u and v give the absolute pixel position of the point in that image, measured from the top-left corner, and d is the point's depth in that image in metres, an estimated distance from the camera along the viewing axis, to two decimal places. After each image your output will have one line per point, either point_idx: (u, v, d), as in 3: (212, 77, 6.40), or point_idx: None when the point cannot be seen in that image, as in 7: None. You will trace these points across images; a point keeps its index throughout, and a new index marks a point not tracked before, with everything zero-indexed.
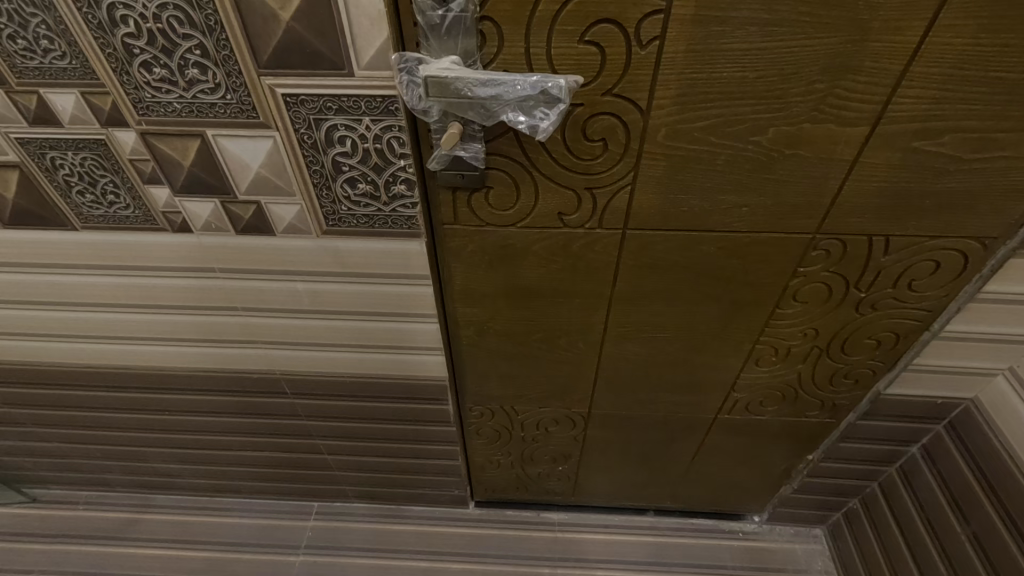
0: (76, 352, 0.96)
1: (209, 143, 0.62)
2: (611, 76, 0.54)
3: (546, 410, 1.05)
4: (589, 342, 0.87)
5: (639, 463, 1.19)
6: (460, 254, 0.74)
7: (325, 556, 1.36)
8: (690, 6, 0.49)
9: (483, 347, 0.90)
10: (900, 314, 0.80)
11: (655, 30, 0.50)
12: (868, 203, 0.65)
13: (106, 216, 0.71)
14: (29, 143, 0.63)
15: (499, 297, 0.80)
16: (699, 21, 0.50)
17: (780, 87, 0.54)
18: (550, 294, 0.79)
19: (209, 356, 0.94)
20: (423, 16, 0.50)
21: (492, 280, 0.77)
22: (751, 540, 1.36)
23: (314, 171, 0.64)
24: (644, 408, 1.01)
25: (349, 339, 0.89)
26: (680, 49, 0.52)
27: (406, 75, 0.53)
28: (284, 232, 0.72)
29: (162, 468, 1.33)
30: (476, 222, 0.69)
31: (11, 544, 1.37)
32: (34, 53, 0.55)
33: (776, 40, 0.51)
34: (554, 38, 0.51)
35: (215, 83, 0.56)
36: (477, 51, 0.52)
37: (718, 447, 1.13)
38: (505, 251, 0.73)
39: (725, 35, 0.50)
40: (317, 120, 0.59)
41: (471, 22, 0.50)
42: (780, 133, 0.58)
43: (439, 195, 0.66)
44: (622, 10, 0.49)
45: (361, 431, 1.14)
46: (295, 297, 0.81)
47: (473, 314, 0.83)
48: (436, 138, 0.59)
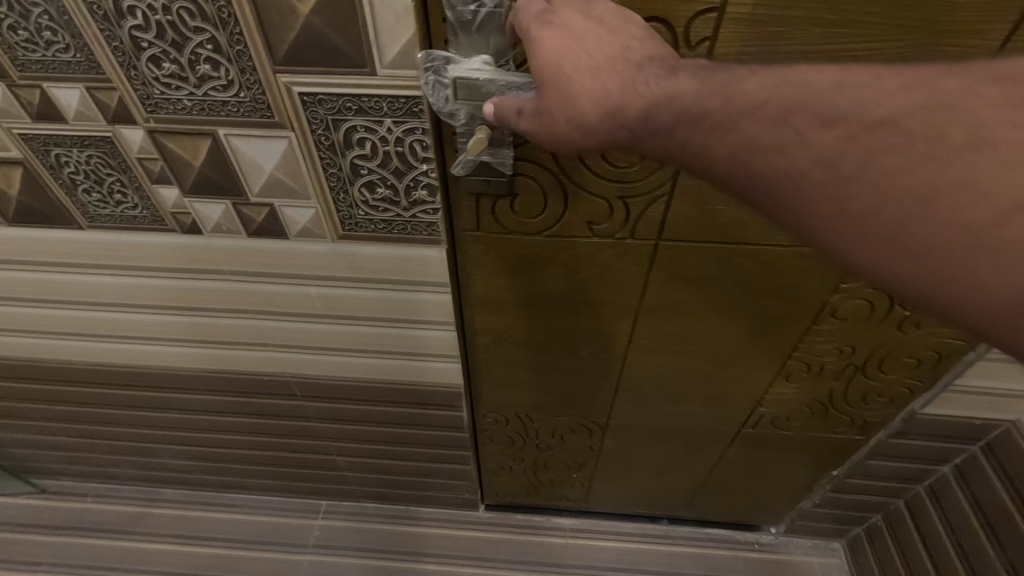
0: (83, 350, 0.94)
1: (220, 143, 0.58)
2: None
3: (562, 418, 1.02)
4: (612, 353, 0.84)
5: (656, 473, 1.16)
6: (481, 262, 0.70)
7: (333, 556, 1.34)
8: (747, 4, 0.44)
9: (500, 355, 0.87)
10: (946, 335, 0.75)
11: (707, 29, 0.46)
12: None
13: (113, 216, 0.68)
14: (33, 140, 0.60)
15: (518, 305, 0.77)
16: (755, 20, 0.45)
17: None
18: (573, 303, 0.76)
19: (217, 357, 0.92)
20: (452, 11, 0.46)
21: (513, 288, 0.74)
22: (767, 552, 1.33)
23: (332, 174, 0.60)
24: (664, 419, 0.98)
25: (362, 345, 0.86)
26: (732, 51, 0.47)
27: (433, 75, 0.50)
28: (297, 236, 0.68)
29: (171, 464, 1.32)
30: (500, 229, 0.65)
31: (20, 535, 1.37)
32: (36, 45, 0.51)
33: (838, 43, 0.46)
34: None
35: (228, 79, 0.53)
36: (510, 50, 0.48)
37: (740, 460, 1.09)
38: (528, 259, 0.69)
39: (783, 35, 0.46)
40: (335, 121, 0.55)
41: (506, 18, 0.46)
42: None
43: (463, 200, 0.62)
44: (671, 9, 0.45)
45: (372, 434, 1.12)
46: (307, 302, 0.78)
47: (491, 322, 0.80)
48: (462, 142, 0.55)
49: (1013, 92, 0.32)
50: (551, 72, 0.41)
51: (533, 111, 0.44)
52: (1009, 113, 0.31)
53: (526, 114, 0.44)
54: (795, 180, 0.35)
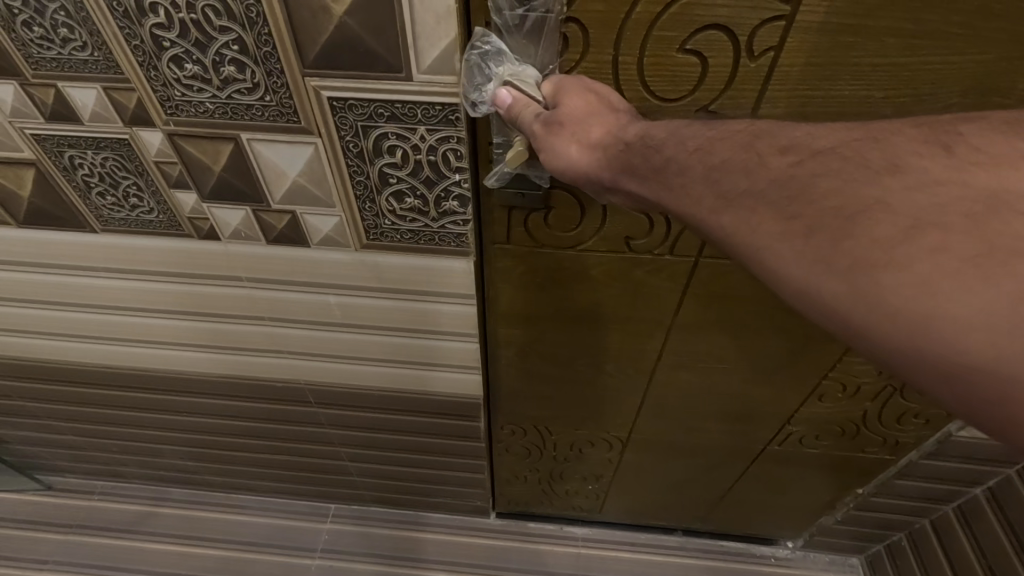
0: (94, 352, 0.91)
1: (243, 148, 0.55)
2: (710, 90, 0.47)
3: (582, 432, 0.99)
4: (639, 370, 0.81)
5: (674, 488, 1.13)
6: (509, 275, 0.67)
7: (343, 561, 1.32)
8: (819, 12, 0.41)
9: (523, 368, 0.84)
10: None
11: (773, 38, 0.43)
12: None
13: (128, 219, 0.65)
14: (46, 140, 0.57)
15: (545, 319, 0.74)
16: (826, 30, 0.42)
17: (910, 111, 0.46)
18: (602, 319, 0.73)
19: (231, 363, 0.89)
20: (498, 16, 0.44)
21: (541, 304, 0.71)
22: (784, 566, 1.31)
23: (358, 182, 0.57)
24: (688, 435, 0.95)
25: (380, 354, 0.83)
26: (798, 63, 0.44)
27: (478, 57, 0.46)
28: (319, 244, 0.65)
29: (179, 465, 1.30)
30: (532, 243, 0.62)
31: (26, 532, 1.36)
32: (52, 43, 0.48)
33: (916, 56, 0.43)
34: (648, 44, 0.44)
35: (253, 82, 0.49)
36: (558, 57, 0.46)
37: (763, 477, 1.06)
38: (559, 274, 0.66)
39: (857, 47, 0.43)
40: (365, 127, 0.52)
41: (556, 24, 0.44)
42: None
43: (494, 212, 0.59)
44: (736, 15, 0.42)
45: (385, 440, 1.09)
46: (327, 311, 0.75)
47: (516, 337, 0.77)
48: (497, 153, 0.53)
49: (953, 136, 0.30)
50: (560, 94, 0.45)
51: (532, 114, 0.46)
52: (940, 151, 0.29)
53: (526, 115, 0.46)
54: (734, 197, 0.33)
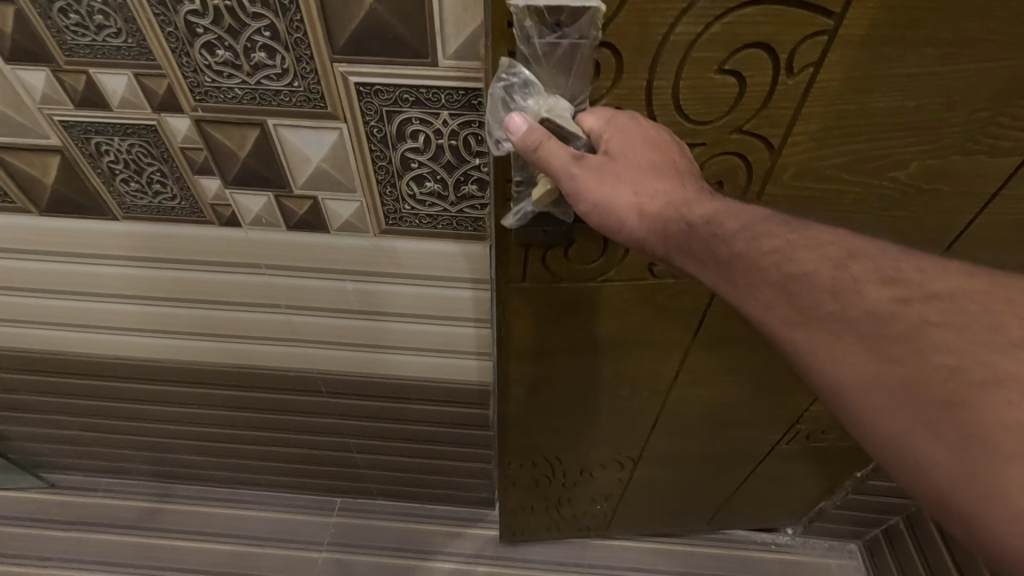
0: (107, 343, 0.92)
1: (269, 134, 0.57)
2: (746, 111, 0.51)
3: (592, 455, 1.01)
4: (649, 392, 0.85)
5: (684, 497, 1.16)
6: (522, 313, 0.69)
7: (349, 554, 1.33)
8: (858, 27, 0.46)
9: (536, 401, 0.86)
10: None
11: (813, 55, 0.47)
12: (998, 226, 0.64)
13: (150, 206, 0.67)
14: (73, 127, 0.59)
15: (561, 352, 0.76)
16: (866, 44, 0.47)
17: (931, 113, 0.52)
18: (618, 346, 0.76)
19: (243, 352, 0.90)
20: (528, 44, 0.46)
21: (556, 335, 0.73)
22: (783, 552, 1.33)
23: (381, 166, 0.59)
24: (698, 445, 0.98)
25: (394, 341, 0.85)
26: (835, 78, 0.49)
27: (505, 85, 0.48)
28: (338, 230, 0.67)
29: (186, 459, 1.30)
30: (550, 277, 0.65)
31: (31, 530, 1.36)
32: (87, 29, 0.50)
33: (947, 62, 0.48)
34: (687, 67, 0.48)
35: (283, 68, 0.51)
36: (590, 85, 0.49)
37: (767, 477, 1.10)
38: (578, 305, 0.69)
39: (893, 56, 0.48)
40: (389, 112, 0.54)
41: (590, 49, 0.46)
42: (923, 166, 0.57)
43: (512, 250, 0.61)
44: (780, 34, 0.46)
45: (394, 431, 1.11)
46: (343, 297, 0.77)
47: (525, 371, 0.80)
48: (516, 190, 0.55)
49: None
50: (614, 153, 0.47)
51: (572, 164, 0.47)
52: None
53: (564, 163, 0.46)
54: (815, 315, 0.39)
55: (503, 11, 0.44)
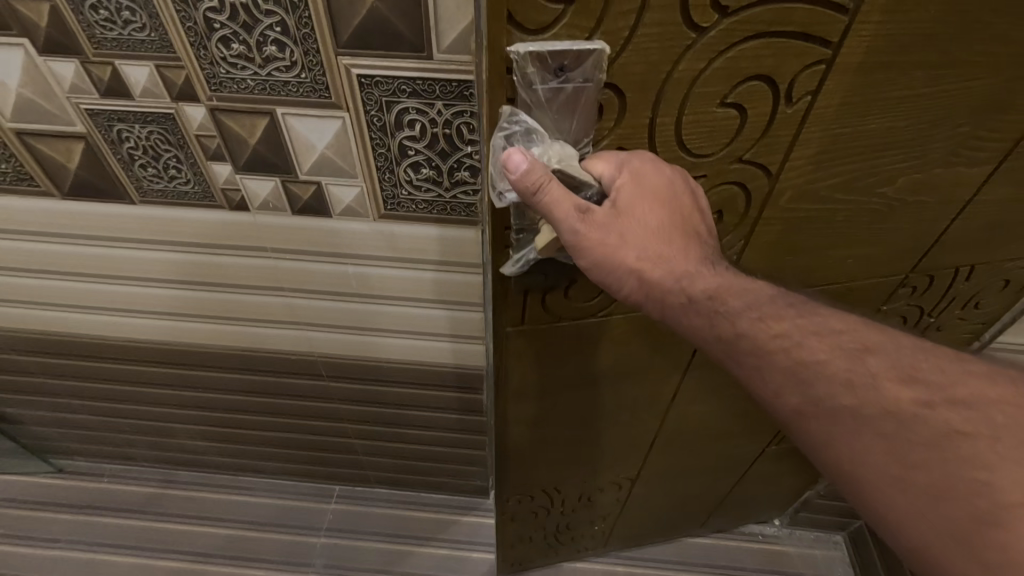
0: (118, 326, 0.97)
1: (278, 122, 0.62)
2: (747, 140, 0.56)
3: (590, 479, 1.06)
4: (641, 416, 0.91)
5: (681, 507, 1.22)
6: (522, 354, 0.74)
7: (346, 539, 1.37)
8: (851, 56, 0.50)
9: (536, 434, 0.91)
10: (960, 324, 0.89)
11: (811, 84, 0.52)
12: (969, 227, 0.71)
13: (165, 191, 0.71)
14: (98, 115, 0.64)
15: (559, 385, 0.81)
16: (861, 70, 0.51)
17: (916, 130, 0.58)
18: (615, 375, 0.81)
19: (248, 335, 0.95)
20: (531, 90, 0.49)
21: (554, 370, 0.78)
22: (770, 543, 1.36)
23: (380, 153, 0.64)
24: (692, 458, 1.05)
25: (392, 325, 0.89)
26: (831, 104, 0.54)
27: (510, 134, 0.52)
28: (341, 214, 0.72)
29: (190, 445, 1.34)
30: (549, 318, 0.70)
31: (38, 512, 1.40)
32: (115, 24, 0.55)
33: (932, 80, 0.53)
34: (692, 100, 0.52)
35: (292, 61, 0.56)
36: (596, 124, 0.53)
37: (756, 479, 1.17)
38: (577, 341, 0.74)
39: (883, 80, 0.52)
40: (388, 102, 0.59)
41: (593, 92, 0.50)
42: (908, 180, 0.63)
43: (511, 296, 0.66)
44: (781, 66, 0.50)
45: (392, 417, 1.15)
46: (344, 280, 0.81)
47: (524, 411, 0.85)
48: (515, 237, 0.59)
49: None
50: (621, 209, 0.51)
51: (580, 218, 0.50)
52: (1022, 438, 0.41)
53: (572, 217, 0.50)
54: (822, 401, 0.48)
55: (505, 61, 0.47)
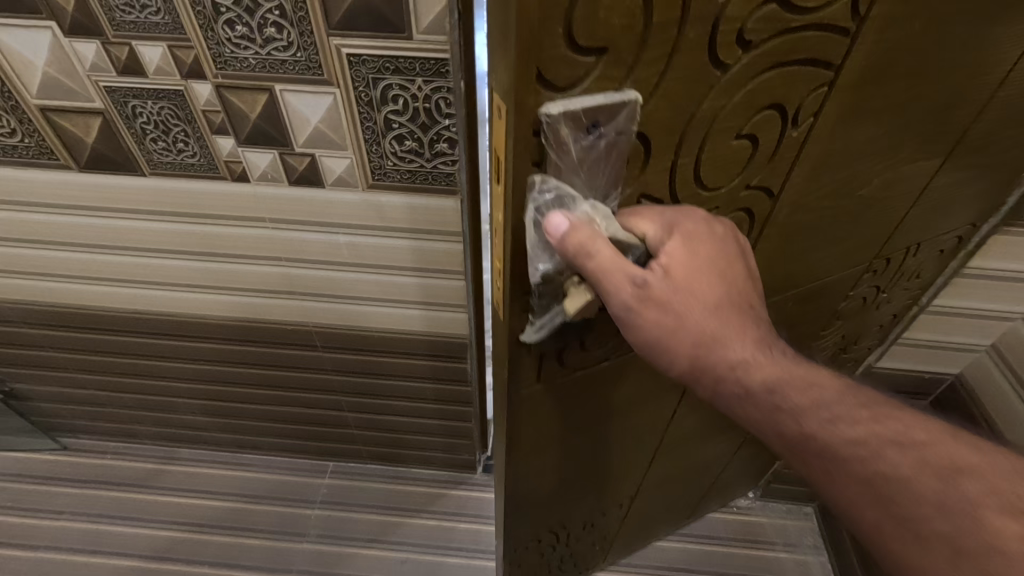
0: (126, 297, 1.04)
1: (276, 98, 0.69)
2: (755, 167, 0.58)
3: (595, 507, 1.07)
4: (641, 435, 0.94)
5: (675, 507, 1.27)
6: (534, 409, 0.72)
7: (339, 511, 1.43)
8: (848, 76, 0.53)
9: (544, 481, 0.89)
10: (912, 300, 0.95)
11: (813, 108, 0.54)
12: (925, 212, 0.77)
13: (174, 163, 0.79)
14: (115, 92, 0.71)
15: (570, 428, 0.81)
16: (854, 88, 0.54)
17: (891, 133, 0.62)
18: (621, 404, 0.84)
19: (247, 305, 1.02)
20: (561, 150, 0.46)
21: (565, 416, 0.78)
22: (744, 514, 1.43)
23: (367, 127, 0.71)
24: (686, 460, 1.11)
25: (380, 293, 0.97)
26: (829, 121, 0.57)
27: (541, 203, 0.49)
28: (333, 184, 0.79)
29: (191, 421, 1.40)
30: (563, 370, 0.69)
31: (44, 487, 1.45)
32: (133, 9, 0.62)
33: (910, 86, 0.57)
34: (710, 136, 0.52)
35: (289, 41, 0.64)
36: (622, 174, 0.50)
37: (737, 466, 1.25)
38: (588, 384, 0.75)
39: (873, 93, 0.56)
40: (374, 79, 0.66)
41: (625, 142, 0.47)
42: (883, 180, 0.68)
43: (526, 359, 0.64)
44: (791, 92, 0.52)
45: (382, 389, 1.22)
46: (336, 249, 0.88)
47: (537, 461, 0.83)
48: (535, 300, 0.57)
49: None
50: (679, 281, 0.48)
51: (635, 291, 0.47)
52: None
53: (625, 291, 0.47)
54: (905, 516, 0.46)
55: (531, 124, 0.44)
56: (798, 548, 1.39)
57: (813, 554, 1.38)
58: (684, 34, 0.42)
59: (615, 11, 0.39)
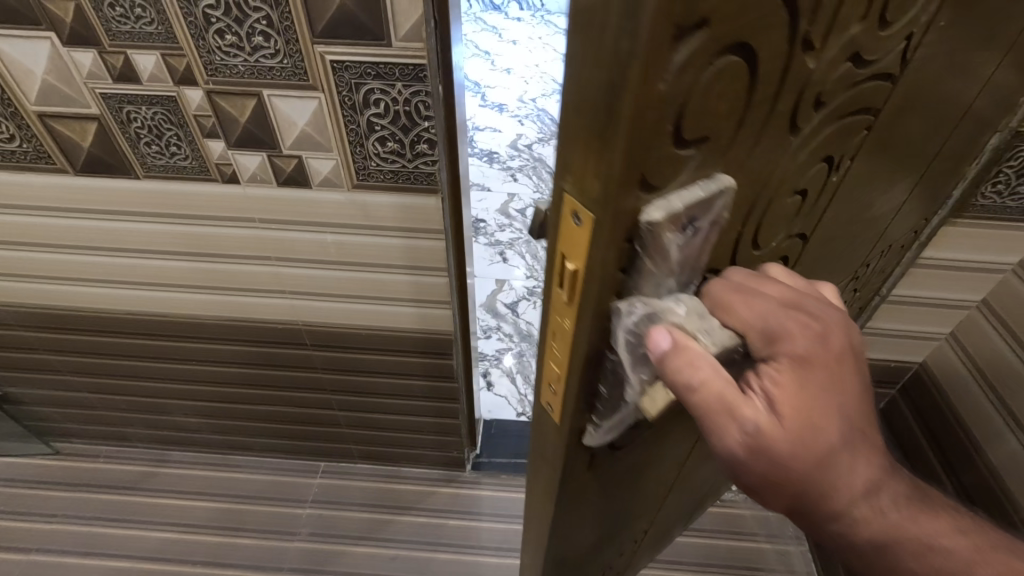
0: (119, 299, 1.06)
1: (264, 103, 0.73)
2: (798, 216, 0.57)
3: (616, 550, 1.00)
4: (667, 478, 0.88)
5: (682, 521, 1.25)
6: (581, 491, 0.64)
7: (330, 509, 1.45)
8: (885, 118, 0.55)
9: (579, 546, 0.81)
10: (867, 297, 0.98)
11: (853, 150, 0.55)
12: (902, 226, 0.81)
13: (167, 166, 0.82)
14: (110, 98, 0.75)
15: (610, 495, 0.73)
16: (885, 127, 0.56)
17: (898, 164, 0.64)
18: (657, 459, 0.77)
19: (237, 304, 1.05)
20: (655, 257, 0.40)
21: (607, 488, 0.70)
22: (728, 507, 1.46)
23: (351, 129, 0.75)
24: (698, 481, 1.07)
25: (365, 291, 1.00)
26: (860, 161, 0.58)
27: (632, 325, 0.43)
28: (319, 185, 0.83)
29: (183, 423, 1.43)
30: (612, 450, 0.61)
31: (36, 491, 1.47)
32: (128, 19, 0.66)
33: (921, 121, 0.60)
34: (774, 196, 0.50)
35: (275, 49, 0.68)
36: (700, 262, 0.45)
37: None
38: (633, 454, 0.67)
39: (894, 130, 0.58)
40: (357, 84, 0.71)
41: (714, 231, 0.43)
42: (884, 204, 0.71)
43: (580, 451, 0.56)
44: (842, 141, 0.52)
45: (371, 387, 1.25)
46: (323, 248, 0.92)
47: (576, 532, 0.75)
48: (602, 400, 0.50)
49: None
50: (800, 427, 0.41)
51: (746, 440, 0.42)
52: None
53: (736, 438, 0.42)
54: None
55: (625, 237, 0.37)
56: (779, 539, 1.42)
57: (794, 544, 1.42)
58: (778, 105, 0.40)
59: (722, 94, 0.34)
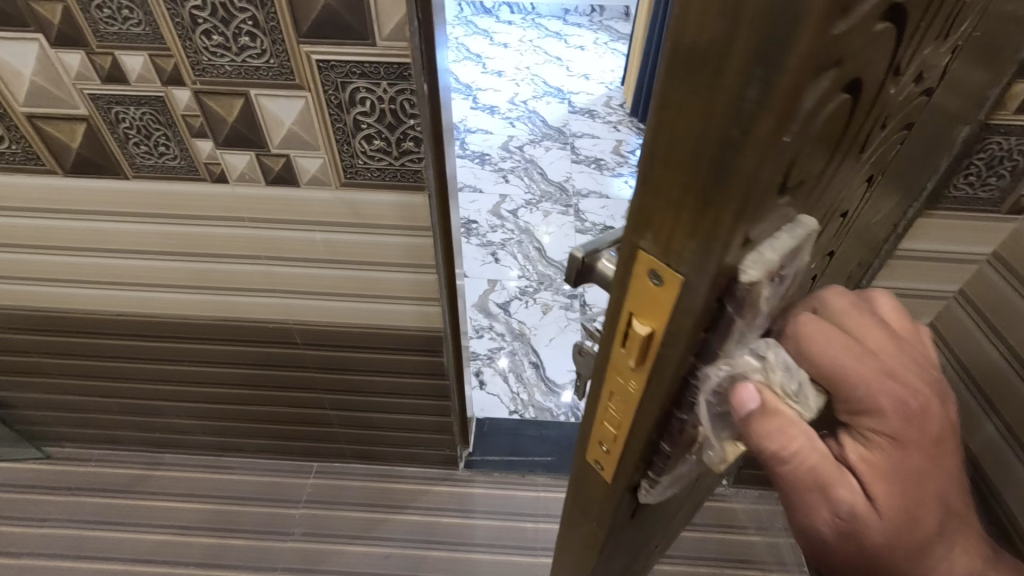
0: (110, 300, 1.07)
1: (252, 102, 0.75)
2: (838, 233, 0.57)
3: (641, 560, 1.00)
4: (690, 497, 0.89)
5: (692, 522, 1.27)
6: (624, 531, 0.65)
7: (323, 509, 1.45)
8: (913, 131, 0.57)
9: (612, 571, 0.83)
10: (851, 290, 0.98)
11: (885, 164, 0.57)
12: (888, 221, 0.84)
13: (155, 166, 0.83)
14: (99, 99, 0.76)
15: (646, 525, 0.74)
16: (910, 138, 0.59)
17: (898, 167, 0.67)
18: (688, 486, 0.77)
19: (227, 304, 1.06)
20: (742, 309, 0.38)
21: (646, 521, 0.71)
22: (719, 501, 1.48)
23: (338, 128, 0.77)
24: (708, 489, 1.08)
25: (355, 289, 1.01)
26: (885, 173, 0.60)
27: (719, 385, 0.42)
28: (307, 183, 0.84)
29: (176, 425, 1.43)
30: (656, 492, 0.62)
31: (27, 495, 1.46)
32: (116, 21, 0.67)
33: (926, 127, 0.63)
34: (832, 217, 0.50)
35: (262, 49, 0.69)
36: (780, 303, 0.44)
37: None
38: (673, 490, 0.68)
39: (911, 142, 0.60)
40: (343, 83, 0.72)
41: (796, 270, 0.41)
42: (883, 204, 0.73)
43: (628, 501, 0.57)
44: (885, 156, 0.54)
45: (363, 385, 1.25)
46: (313, 246, 0.93)
47: (614, 562, 0.76)
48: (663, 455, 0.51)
49: None
50: (893, 513, 0.41)
51: (835, 523, 0.42)
52: None
53: (825, 518, 0.42)
54: None
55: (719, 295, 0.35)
56: (769, 532, 1.44)
57: (784, 537, 1.43)
58: (859, 134, 0.41)
59: (823, 135, 0.34)
